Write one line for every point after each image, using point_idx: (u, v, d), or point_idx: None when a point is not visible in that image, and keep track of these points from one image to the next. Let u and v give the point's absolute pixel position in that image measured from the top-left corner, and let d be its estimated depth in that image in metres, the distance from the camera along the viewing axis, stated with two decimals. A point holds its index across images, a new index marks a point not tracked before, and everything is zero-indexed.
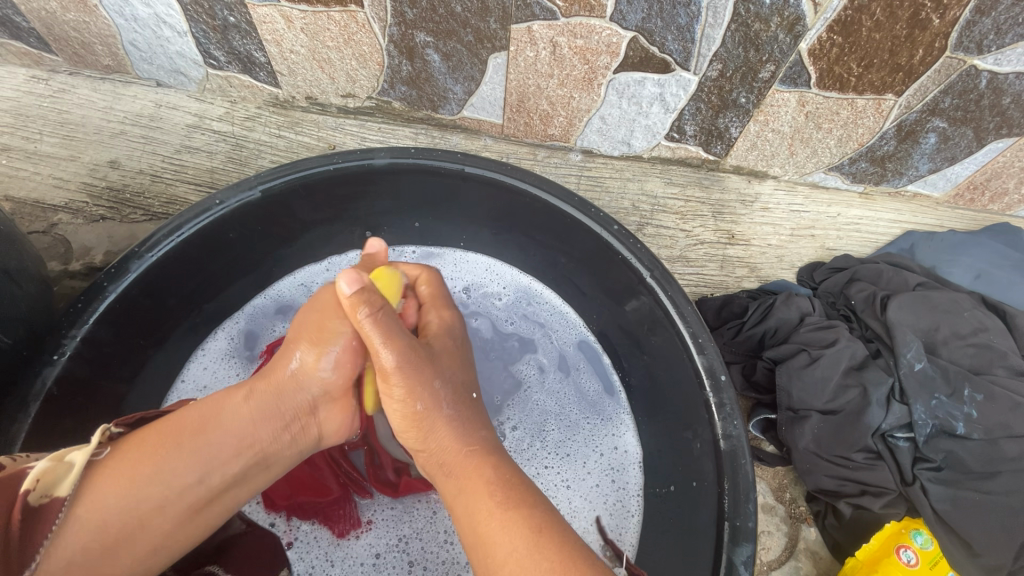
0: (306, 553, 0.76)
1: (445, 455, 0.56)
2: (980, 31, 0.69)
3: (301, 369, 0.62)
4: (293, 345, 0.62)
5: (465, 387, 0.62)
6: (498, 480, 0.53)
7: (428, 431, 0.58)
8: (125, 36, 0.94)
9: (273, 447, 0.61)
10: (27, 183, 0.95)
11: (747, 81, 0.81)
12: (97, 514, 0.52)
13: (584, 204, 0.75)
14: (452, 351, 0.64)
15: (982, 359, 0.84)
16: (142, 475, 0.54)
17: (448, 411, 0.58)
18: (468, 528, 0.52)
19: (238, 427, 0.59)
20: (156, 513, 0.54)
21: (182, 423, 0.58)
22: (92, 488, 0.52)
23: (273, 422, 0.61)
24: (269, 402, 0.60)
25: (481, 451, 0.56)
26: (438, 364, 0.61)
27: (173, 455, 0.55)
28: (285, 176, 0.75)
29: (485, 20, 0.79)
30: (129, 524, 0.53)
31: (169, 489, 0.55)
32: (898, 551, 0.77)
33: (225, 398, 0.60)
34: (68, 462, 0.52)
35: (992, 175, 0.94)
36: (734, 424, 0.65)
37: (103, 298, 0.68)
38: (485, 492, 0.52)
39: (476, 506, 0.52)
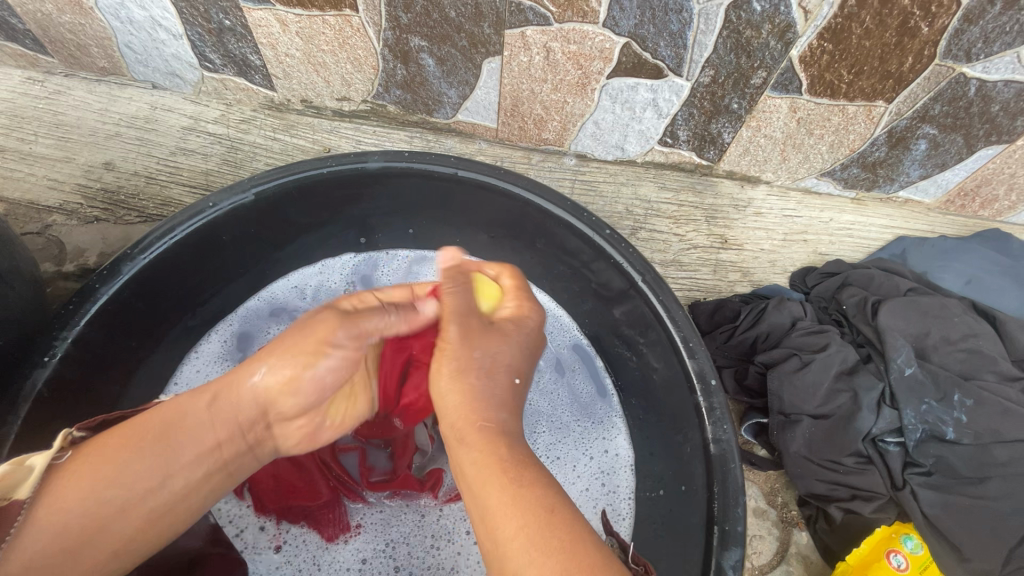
0: (294, 556, 0.76)
1: (461, 423, 0.54)
2: (969, 39, 0.69)
3: (269, 378, 0.58)
4: (262, 357, 0.58)
5: (507, 369, 0.59)
6: (511, 459, 0.50)
7: (451, 397, 0.56)
8: (121, 38, 0.94)
9: (236, 451, 0.59)
10: (21, 184, 0.95)
11: (739, 87, 0.81)
12: (56, 517, 0.49)
13: (577, 209, 0.76)
14: (513, 337, 0.61)
15: (972, 364, 0.85)
16: (101, 479, 0.51)
17: (477, 381, 0.56)
18: (474, 504, 0.49)
19: (202, 429, 0.56)
20: (116, 517, 0.51)
21: (145, 426, 0.55)
22: (50, 492, 0.49)
23: (237, 426, 0.58)
24: (233, 406, 0.58)
25: (497, 428, 0.53)
26: (488, 340, 0.59)
27: (136, 457, 0.53)
28: (279, 179, 0.75)
29: (479, 25, 0.80)
30: (88, 528, 0.50)
31: (131, 493, 0.52)
32: (888, 556, 0.77)
33: (188, 400, 0.57)
34: (28, 466, 0.49)
35: (982, 181, 0.94)
36: (724, 428, 0.66)
37: (95, 300, 0.68)
38: (498, 469, 0.49)
39: (485, 481, 0.48)
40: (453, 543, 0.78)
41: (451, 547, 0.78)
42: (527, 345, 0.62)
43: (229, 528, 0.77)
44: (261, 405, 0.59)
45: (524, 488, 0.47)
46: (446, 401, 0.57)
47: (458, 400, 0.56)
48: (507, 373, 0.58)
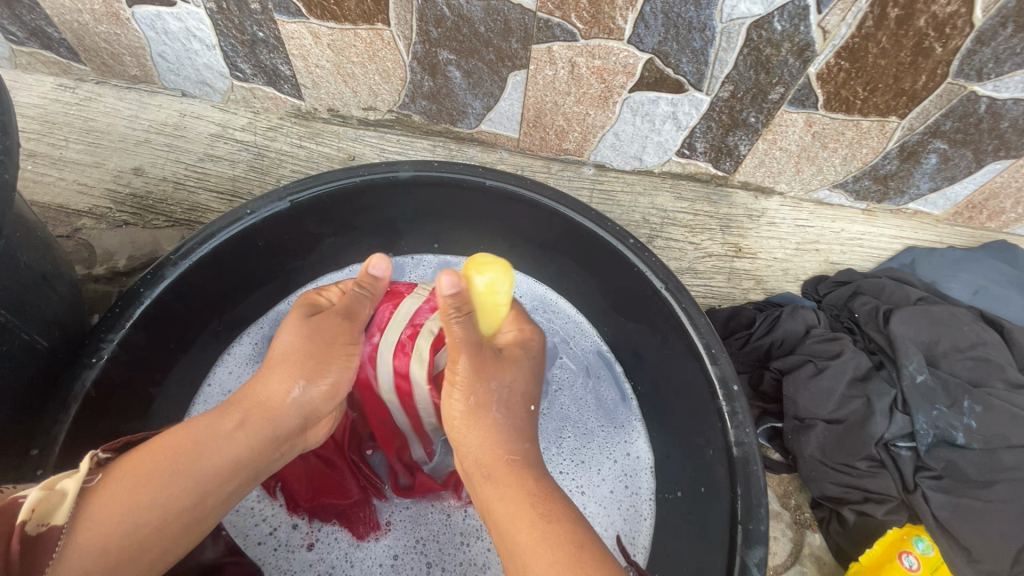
0: (328, 553, 0.79)
1: (485, 457, 0.59)
2: (981, 60, 0.72)
3: (300, 394, 0.64)
4: (290, 372, 0.63)
5: (524, 398, 0.65)
6: (539, 493, 0.55)
7: (474, 433, 0.61)
8: (154, 48, 0.97)
9: (264, 466, 0.63)
10: (52, 189, 0.98)
11: (757, 102, 0.84)
12: (96, 539, 0.51)
13: (601, 219, 0.78)
14: (519, 361, 0.66)
15: (980, 372, 0.87)
16: (137, 500, 0.53)
17: (498, 415, 0.62)
18: (501, 536, 0.53)
19: (232, 449, 0.59)
20: (152, 535, 0.54)
21: (174, 444, 0.57)
22: (89, 514, 0.52)
23: (265, 444, 0.62)
24: (261, 427, 0.62)
25: (522, 460, 0.58)
26: (502, 369, 0.64)
27: (168, 477, 0.55)
28: (313, 188, 0.78)
29: (507, 40, 0.83)
30: (127, 546, 0.53)
31: (166, 511, 0.55)
32: (901, 556, 0.80)
33: (218, 421, 0.60)
34: (60, 490, 0.51)
35: (990, 195, 0.97)
36: (746, 431, 0.68)
37: (138, 304, 0.70)
38: (527, 504, 0.53)
39: (516, 515, 0.53)
40: (483, 540, 0.81)
41: (480, 543, 0.81)
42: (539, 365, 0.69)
43: (262, 528, 0.80)
44: (289, 420, 0.64)
45: (552, 522, 0.51)
46: (468, 438, 0.62)
47: (482, 438, 0.61)
48: (524, 402, 0.64)
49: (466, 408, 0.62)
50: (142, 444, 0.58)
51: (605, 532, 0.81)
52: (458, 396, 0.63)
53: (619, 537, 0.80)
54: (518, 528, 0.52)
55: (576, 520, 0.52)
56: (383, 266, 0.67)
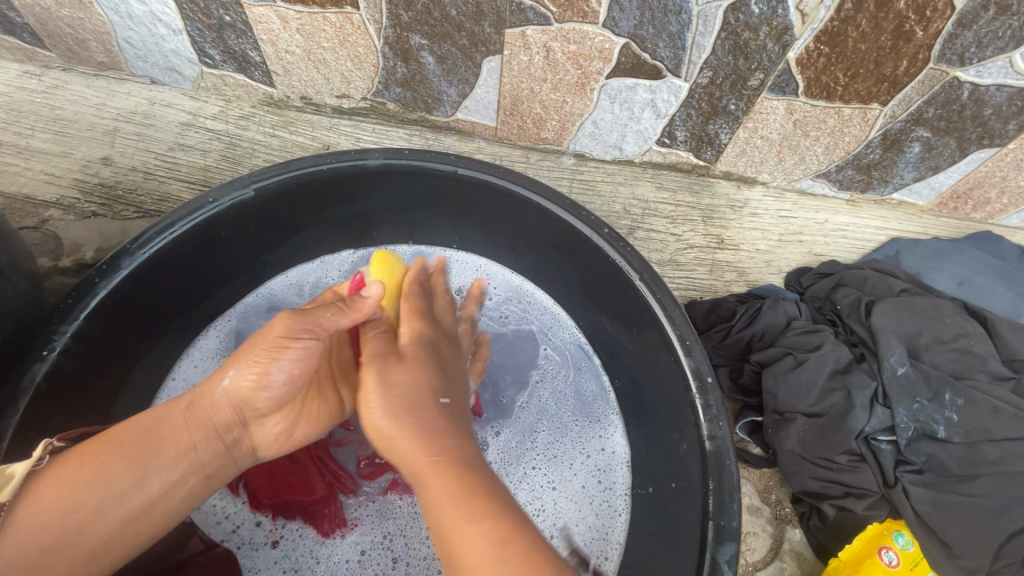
0: (292, 551, 0.77)
1: (411, 464, 0.55)
2: (962, 43, 0.71)
3: (232, 386, 0.61)
4: (226, 365, 0.61)
5: (433, 394, 0.60)
6: (464, 492, 0.51)
7: (392, 445, 0.57)
8: (120, 33, 0.94)
9: (208, 457, 0.62)
10: (18, 179, 0.95)
11: (736, 88, 0.82)
12: (37, 519, 0.53)
13: (575, 207, 0.76)
14: (416, 360, 0.62)
15: (963, 364, 0.86)
16: (81, 481, 0.55)
17: (410, 420, 0.57)
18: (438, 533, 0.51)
19: (175, 435, 0.60)
20: (92, 518, 0.55)
21: (119, 437, 0.59)
22: (35, 493, 0.53)
23: (206, 432, 0.61)
24: (203, 415, 0.61)
25: (447, 459, 0.54)
26: (410, 373, 0.61)
27: (112, 462, 0.57)
28: (279, 175, 0.76)
29: (479, 24, 0.81)
30: (65, 529, 0.54)
31: (108, 493, 0.56)
32: (880, 552, 0.78)
33: (167, 408, 0.61)
34: (9, 474, 0.53)
35: (974, 185, 0.96)
36: (720, 425, 0.67)
37: (94, 295, 0.68)
38: (452, 507, 0.50)
39: (445, 518, 0.50)
40: None
41: None
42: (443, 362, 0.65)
43: (225, 526, 0.78)
44: (230, 411, 0.61)
45: (480, 521, 0.49)
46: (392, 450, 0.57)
47: (398, 443, 0.56)
48: (431, 400, 0.59)
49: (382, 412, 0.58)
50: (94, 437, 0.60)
51: (576, 526, 0.79)
52: (377, 408, 0.59)
53: (592, 531, 0.79)
54: (456, 524, 0.49)
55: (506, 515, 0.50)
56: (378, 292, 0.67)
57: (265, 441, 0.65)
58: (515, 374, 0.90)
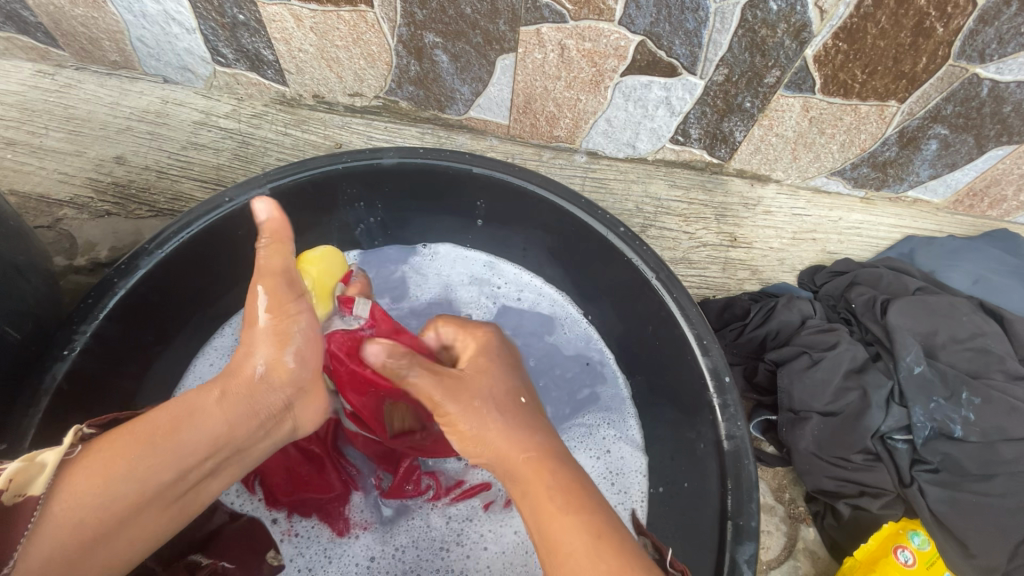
0: (307, 548, 0.77)
1: (505, 461, 0.55)
2: (983, 40, 0.70)
3: (270, 370, 0.64)
4: (259, 350, 0.64)
5: (513, 394, 0.60)
6: (561, 485, 0.52)
7: (479, 440, 0.56)
8: (133, 32, 0.94)
9: (248, 443, 0.62)
10: (32, 178, 0.95)
11: (752, 86, 0.82)
12: (74, 514, 0.50)
13: (591, 206, 0.76)
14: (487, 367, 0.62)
15: (979, 363, 0.86)
16: (117, 474, 0.53)
17: (498, 416, 0.57)
18: (532, 527, 0.51)
19: (213, 425, 0.59)
20: (131, 510, 0.53)
21: (154, 424, 0.57)
22: (66, 488, 0.51)
23: (247, 420, 0.61)
24: (242, 403, 0.61)
25: (540, 454, 0.55)
26: (475, 383, 0.59)
27: (149, 453, 0.55)
28: (294, 175, 0.76)
29: (494, 22, 0.80)
30: (106, 521, 0.52)
31: (145, 487, 0.54)
32: (896, 551, 0.78)
33: (198, 396, 0.60)
34: (40, 462, 0.51)
35: (991, 182, 0.95)
36: (738, 425, 0.67)
37: (113, 294, 0.69)
38: (546, 497, 0.51)
39: (541, 510, 0.51)
40: (463, 546, 0.79)
41: (460, 549, 0.79)
42: (507, 364, 0.64)
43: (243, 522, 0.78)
44: (274, 394, 0.64)
45: (572, 514, 0.50)
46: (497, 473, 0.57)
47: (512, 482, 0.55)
48: (512, 395, 0.60)
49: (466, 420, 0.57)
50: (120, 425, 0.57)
51: None
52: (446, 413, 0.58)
53: None
54: (557, 515, 0.50)
55: (598, 509, 0.51)
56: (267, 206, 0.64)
57: (297, 421, 0.68)
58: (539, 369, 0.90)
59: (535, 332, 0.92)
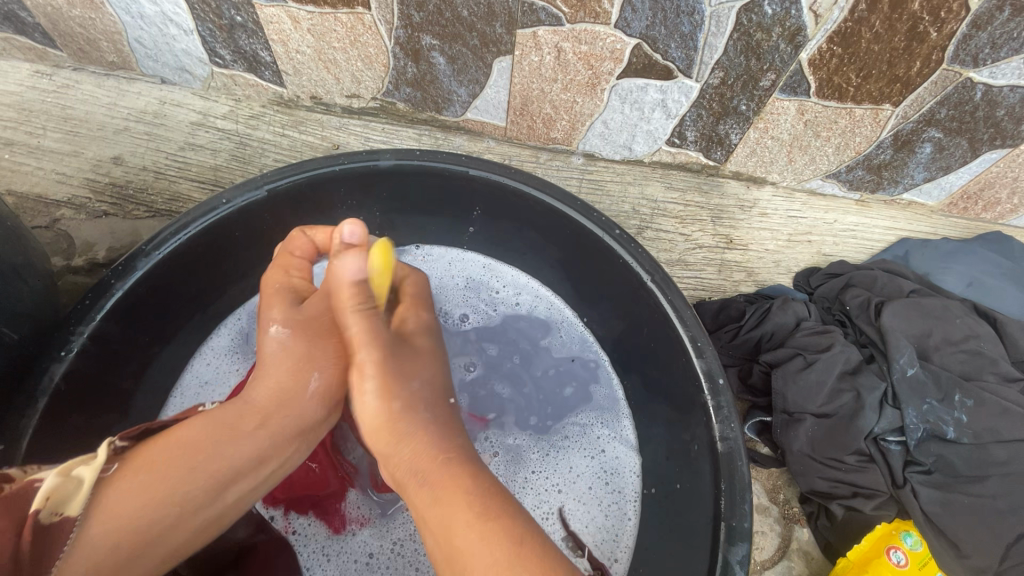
0: (303, 547, 0.78)
1: (418, 462, 0.59)
2: (976, 45, 0.70)
3: (317, 389, 0.67)
4: (309, 366, 0.67)
5: (442, 391, 0.68)
6: (480, 493, 0.55)
7: (400, 437, 0.61)
8: (131, 33, 0.94)
9: (282, 464, 0.65)
10: (29, 178, 0.95)
11: (748, 89, 0.82)
12: (110, 533, 0.51)
13: (587, 208, 0.76)
14: (429, 350, 0.71)
15: (973, 365, 0.86)
16: (157, 492, 0.54)
17: (426, 417, 0.63)
18: (439, 529, 0.54)
19: (252, 446, 0.61)
20: (172, 527, 0.55)
21: (191, 442, 0.58)
22: (103, 505, 0.51)
23: (282, 443, 0.64)
24: (280, 426, 0.63)
25: (457, 458, 0.60)
26: (418, 366, 0.68)
27: (185, 474, 0.56)
28: (291, 177, 0.76)
29: (491, 24, 0.80)
30: (141, 541, 0.53)
31: (184, 504, 0.55)
32: (888, 552, 0.79)
33: (238, 417, 0.62)
34: (75, 478, 0.51)
35: (985, 185, 0.96)
36: (731, 426, 0.67)
37: (111, 295, 0.69)
38: (465, 505, 0.54)
39: (453, 519, 0.53)
40: None
41: None
42: (442, 355, 0.73)
43: None
44: (310, 416, 0.66)
45: (490, 521, 0.53)
46: (397, 445, 0.61)
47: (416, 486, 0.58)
48: (444, 394, 0.68)
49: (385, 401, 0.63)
50: (156, 439, 0.58)
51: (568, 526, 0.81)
52: (372, 395, 0.63)
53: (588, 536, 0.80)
54: (467, 530, 0.52)
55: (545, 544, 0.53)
56: (359, 230, 0.67)
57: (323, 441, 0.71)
58: (534, 370, 0.91)
59: (529, 333, 0.93)
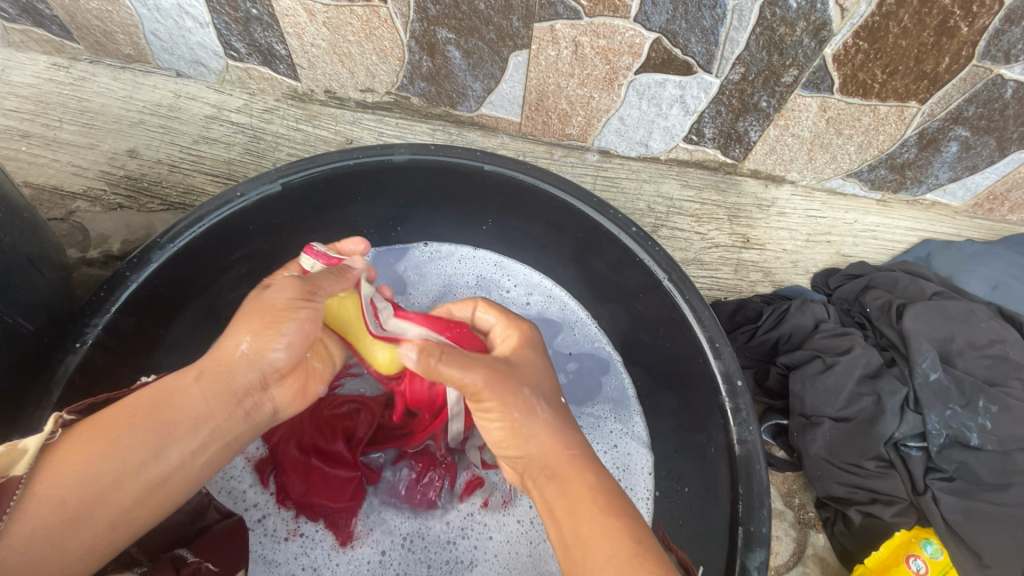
0: (310, 550, 0.77)
1: (548, 458, 0.54)
2: (1009, 40, 0.68)
3: (253, 349, 0.58)
4: (241, 327, 0.58)
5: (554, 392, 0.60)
6: (601, 486, 0.52)
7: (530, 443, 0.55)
8: (147, 26, 0.94)
9: (231, 422, 0.57)
10: (45, 170, 0.96)
11: (769, 85, 0.80)
12: (52, 493, 0.48)
13: (603, 205, 0.75)
14: (533, 362, 0.61)
15: (997, 370, 0.84)
16: (97, 454, 0.50)
17: (545, 417, 0.56)
18: (563, 522, 0.51)
19: (196, 405, 0.55)
20: (111, 491, 0.50)
21: (134, 406, 0.54)
22: (48, 467, 0.49)
23: (230, 399, 0.57)
24: (223, 381, 0.57)
25: (583, 454, 0.55)
26: (526, 375, 0.59)
27: (128, 433, 0.52)
28: (306, 170, 0.75)
29: (508, 18, 0.79)
30: (84, 503, 0.49)
31: (126, 465, 0.51)
32: (909, 559, 0.77)
33: (178, 378, 0.56)
34: (21, 448, 0.48)
35: (1012, 185, 0.93)
36: (749, 429, 0.66)
37: (125, 287, 0.69)
38: (588, 497, 0.51)
39: (579, 510, 0.51)
40: (469, 539, 0.79)
41: (467, 542, 0.79)
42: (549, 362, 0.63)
43: (252, 513, 0.79)
44: (254, 372, 0.58)
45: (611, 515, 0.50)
46: (518, 439, 0.56)
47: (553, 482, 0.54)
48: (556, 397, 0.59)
49: (507, 407, 0.56)
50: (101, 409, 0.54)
51: None
52: (501, 406, 0.55)
53: None
54: (598, 529, 0.49)
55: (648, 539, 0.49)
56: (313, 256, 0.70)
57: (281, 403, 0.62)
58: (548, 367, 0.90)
59: (543, 330, 0.92)
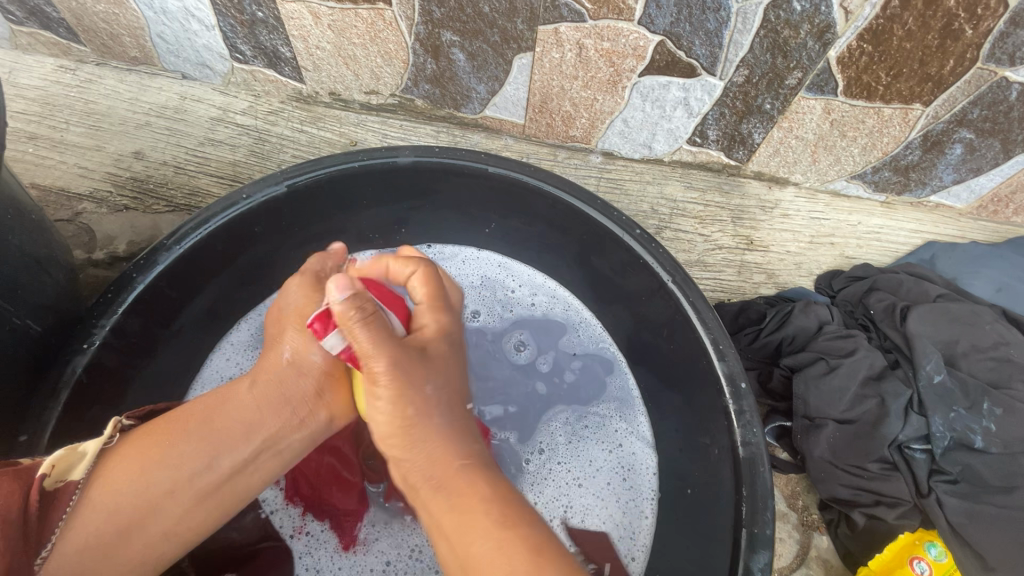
0: (314, 551, 0.78)
1: (434, 467, 0.55)
2: (1014, 43, 0.68)
3: (293, 357, 0.66)
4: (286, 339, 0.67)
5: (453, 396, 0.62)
6: (494, 497, 0.52)
7: (416, 441, 0.56)
8: (153, 28, 0.95)
9: (279, 432, 0.63)
10: (52, 172, 0.96)
11: (773, 87, 0.80)
12: (110, 499, 0.56)
13: (607, 207, 0.75)
14: (444, 357, 0.64)
15: (1002, 373, 0.84)
16: (150, 462, 0.57)
17: (439, 420, 0.58)
18: (438, 530, 0.52)
19: (242, 416, 0.62)
20: (166, 496, 0.57)
21: (188, 416, 0.61)
22: (104, 472, 0.56)
23: (275, 410, 0.63)
24: (269, 391, 0.64)
25: (473, 461, 0.56)
26: (433, 369, 0.61)
27: (179, 442, 0.59)
28: (311, 172, 0.76)
29: (512, 20, 0.80)
30: (139, 507, 0.56)
31: (176, 473, 0.58)
32: (911, 563, 0.77)
33: (229, 390, 0.64)
34: (81, 452, 0.56)
35: (1017, 188, 0.93)
36: (753, 431, 0.66)
37: (132, 289, 0.69)
38: (469, 504, 0.52)
39: (471, 521, 0.50)
40: None
41: None
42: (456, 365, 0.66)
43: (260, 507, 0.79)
44: (297, 378, 0.65)
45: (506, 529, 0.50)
46: (409, 438, 0.56)
47: (432, 492, 0.54)
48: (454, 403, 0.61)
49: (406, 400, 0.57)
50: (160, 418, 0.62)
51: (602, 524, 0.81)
52: (397, 397, 0.57)
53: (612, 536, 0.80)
54: (471, 538, 0.49)
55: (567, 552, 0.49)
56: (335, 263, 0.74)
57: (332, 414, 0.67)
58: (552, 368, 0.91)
59: (546, 330, 0.93)
